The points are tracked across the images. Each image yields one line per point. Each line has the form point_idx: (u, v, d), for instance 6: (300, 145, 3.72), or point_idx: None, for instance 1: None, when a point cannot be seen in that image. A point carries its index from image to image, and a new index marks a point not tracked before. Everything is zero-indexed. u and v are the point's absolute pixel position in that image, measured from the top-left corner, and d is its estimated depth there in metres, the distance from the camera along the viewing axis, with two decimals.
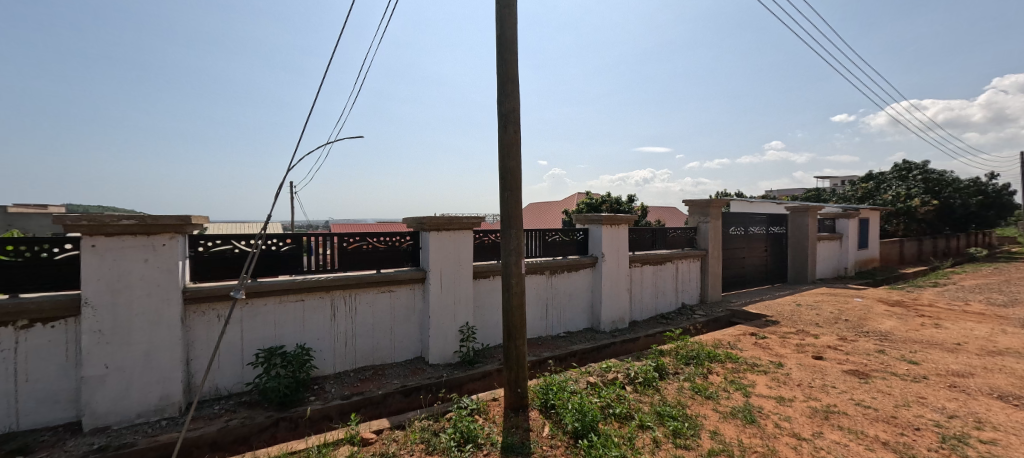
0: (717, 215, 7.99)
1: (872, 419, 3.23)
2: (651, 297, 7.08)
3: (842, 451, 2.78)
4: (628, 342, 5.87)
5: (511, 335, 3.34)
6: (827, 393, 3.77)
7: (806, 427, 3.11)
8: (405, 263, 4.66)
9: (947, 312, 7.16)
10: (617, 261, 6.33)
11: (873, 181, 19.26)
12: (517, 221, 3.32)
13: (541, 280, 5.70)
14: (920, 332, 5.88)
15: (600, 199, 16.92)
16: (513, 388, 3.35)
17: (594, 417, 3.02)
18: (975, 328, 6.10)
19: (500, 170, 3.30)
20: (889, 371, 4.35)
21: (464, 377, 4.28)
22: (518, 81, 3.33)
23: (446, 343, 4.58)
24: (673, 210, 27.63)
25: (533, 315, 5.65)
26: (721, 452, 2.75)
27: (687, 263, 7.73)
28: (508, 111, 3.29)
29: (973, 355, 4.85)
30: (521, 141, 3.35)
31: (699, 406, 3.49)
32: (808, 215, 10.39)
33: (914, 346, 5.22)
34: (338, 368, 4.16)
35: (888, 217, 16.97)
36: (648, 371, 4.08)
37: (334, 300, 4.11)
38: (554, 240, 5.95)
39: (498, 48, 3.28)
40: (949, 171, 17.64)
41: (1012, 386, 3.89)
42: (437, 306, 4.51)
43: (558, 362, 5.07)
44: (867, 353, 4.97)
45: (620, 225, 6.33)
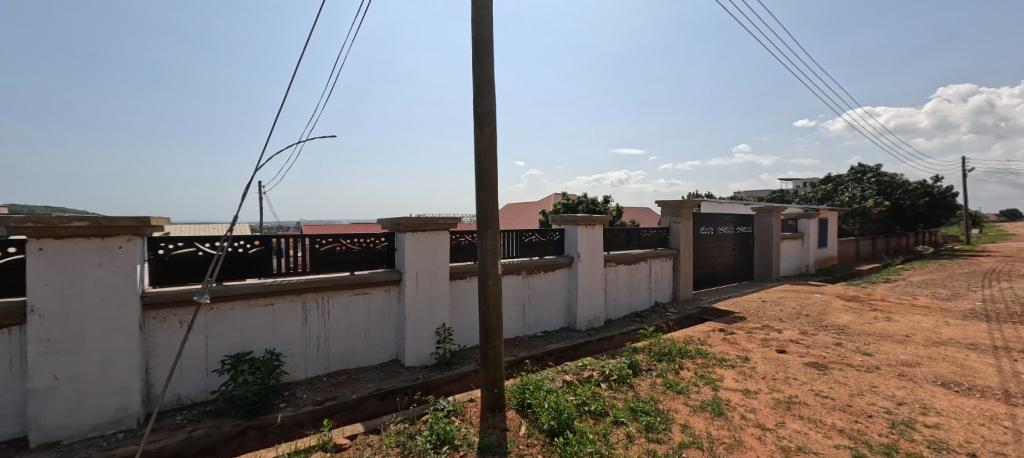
0: (688, 216, 8.25)
1: (830, 408, 3.42)
2: (626, 295, 7.24)
3: (803, 439, 2.93)
4: (603, 341, 5.98)
5: (488, 336, 3.34)
6: (789, 385, 3.96)
7: (770, 418, 3.26)
8: (380, 264, 4.59)
9: (896, 306, 7.66)
10: (593, 261, 6.44)
11: (831, 183, 20.39)
12: (494, 221, 3.32)
13: (518, 280, 5.73)
14: (874, 326, 6.26)
15: (577, 199, 17.20)
16: (490, 389, 3.36)
17: (569, 415, 3.07)
18: (921, 320, 6.56)
19: (476, 171, 3.31)
20: (845, 362, 4.61)
21: (441, 378, 4.26)
22: (494, 82, 3.34)
23: (422, 345, 4.53)
24: (647, 210, 28.42)
25: (510, 316, 5.68)
26: (692, 445, 2.86)
27: (660, 262, 7.95)
28: (484, 111, 3.29)
29: (920, 346, 5.21)
30: (497, 143, 3.36)
31: (671, 401, 3.60)
32: (773, 215, 10.88)
33: (868, 338, 5.56)
34: (310, 373, 4.05)
35: (845, 218, 18.00)
36: (622, 368, 4.18)
37: (306, 303, 4.00)
38: (531, 241, 5.99)
39: (474, 49, 3.29)
40: (899, 175, 18.90)
41: (952, 374, 4.21)
42: (413, 307, 4.46)
43: (535, 362, 5.11)
44: (826, 346, 5.25)
45: (595, 225, 6.44)
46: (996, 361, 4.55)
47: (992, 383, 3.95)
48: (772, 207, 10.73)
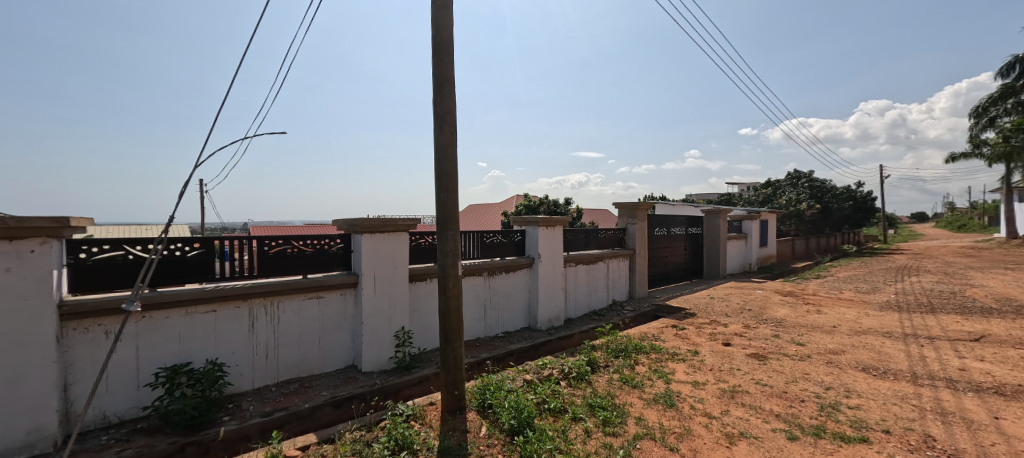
0: (643, 217, 8.60)
1: (769, 395, 3.69)
2: (585, 295, 7.42)
3: (744, 425, 3.14)
4: (563, 339, 6.09)
5: (448, 337, 3.31)
6: (733, 375, 4.24)
7: (716, 407, 3.48)
8: (335, 267, 4.42)
9: (826, 300, 8.41)
10: (553, 261, 6.56)
11: (771, 187, 22.08)
12: (454, 222, 3.30)
13: (479, 281, 5.71)
14: (807, 318, 6.84)
15: (539, 201, 17.47)
16: (450, 391, 3.33)
17: (529, 413, 3.11)
18: (846, 312, 7.24)
19: (436, 171, 3.27)
20: (782, 353, 5.00)
21: (400, 382, 4.16)
22: (453, 83, 3.32)
23: (380, 349, 4.41)
24: (605, 213, 29.41)
25: (471, 317, 5.64)
26: (645, 436, 2.99)
27: (617, 261, 8.22)
28: (444, 112, 3.27)
29: (845, 335, 5.76)
30: (456, 143, 3.34)
31: (627, 396, 3.74)
32: (720, 216, 11.60)
33: (802, 330, 6.06)
34: (257, 383, 3.82)
35: (782, 219, 19.54)
36: (581, 366, 4.29)
37: (253, 309, 3.77)
38: (491, 242, 5.99)
39: (433, 49, 3.26)
40: (828, 180, 20.83)
41: (871, 360, 4.68)
42: (370, 311, 4.33)
43: (495, 362, 5.11)
44: (766, 338, 5.66)
45: (556, 226, 6.56)
46: (906, 347, 5.12)
47: (903, 366, 4.44)
48: (719, 209, 11.42)
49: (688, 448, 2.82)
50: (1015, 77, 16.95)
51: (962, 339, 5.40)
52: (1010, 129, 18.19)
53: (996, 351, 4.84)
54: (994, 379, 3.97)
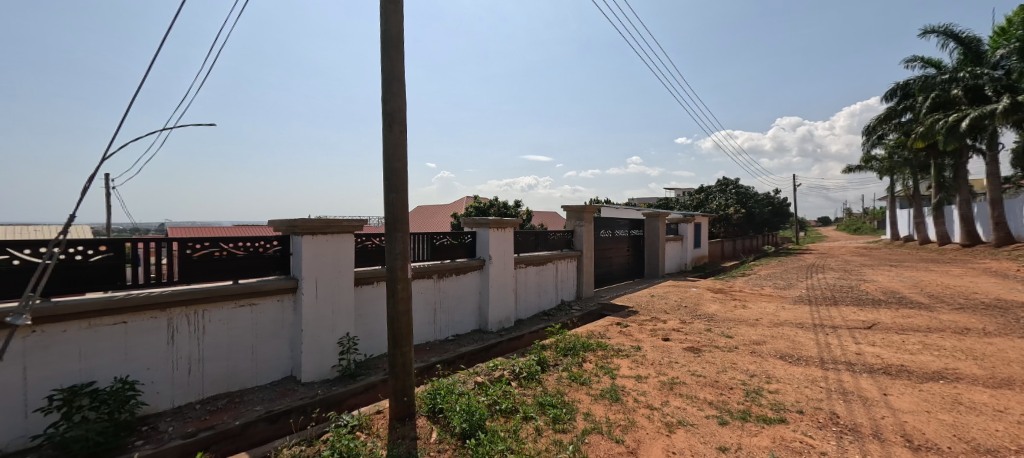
0: (590, 220, 8.91)
1: (703, 385, 4.00)
2: (535, 296, 7.54)
3: (682, 414, 3.37)
4: (513, 340, 6.15)
5: (397, 343, 3.20)
6: (672, 368, 4.53)
7: (657, 398, 3.70)
8: (271, 272, 4.11)
9: (750, 296, 9.28)
10: (504, 263, 6.60)
11: (704, 192, 24.00)
12: (404, 223, 3.21)
13: (429, 284, 5.59)
14: (734, 312, 7.49)
15: (489, 203, 17.51)
16: (399, 398, 3.23)
17: (481, 415, 3.09)
18: (766, 307, 8.04)
19: (384, 171, 3.16)
20: (714, 345, 5.43)
21: (344, 392, 3.96)
22: (404, 81, 3.24)
23: (322, 358, 4.16)
24: (554, 215, 30.19)
25: (420, 320, 5.50)
26: (593, 430, 3.10)
27: (565, 262, 8.46)
28: (393, 110, 3.17)
29: (767, 327, 6.38)
30: (407, 142, 3.26)
31: (575, 393, 3.86)
32: (659, 219, 12.35)
33: (730, 324, 6.63)
34: (178, 401, 3.45)
35: (713, 222, 21.26)
36: (531, 365, 4.36)
37: (173, 319, 3.39)
38: (441, 244, 5.90)
39: (382, 45, 3.15)
40: (751, 187, 23.10)
41: (787, 348, 5.23)
42: (311, 318, 4.07)
43: (445, 366, 5.04)
44: (700, 332, 6.12)
45: (506, 228, 6.62)
46: (815, 336, 5.78)
47: (813, 353, 5.01)
48: (659, 212, 12.18)
49: (632, 439, 2.96)
50: (897, 101, 19.85)
51: (858, 327, 6.20)
52: (892, 146, 21.30)
53: (884, 336, 5.63)
54: (882, 360, 4.61)
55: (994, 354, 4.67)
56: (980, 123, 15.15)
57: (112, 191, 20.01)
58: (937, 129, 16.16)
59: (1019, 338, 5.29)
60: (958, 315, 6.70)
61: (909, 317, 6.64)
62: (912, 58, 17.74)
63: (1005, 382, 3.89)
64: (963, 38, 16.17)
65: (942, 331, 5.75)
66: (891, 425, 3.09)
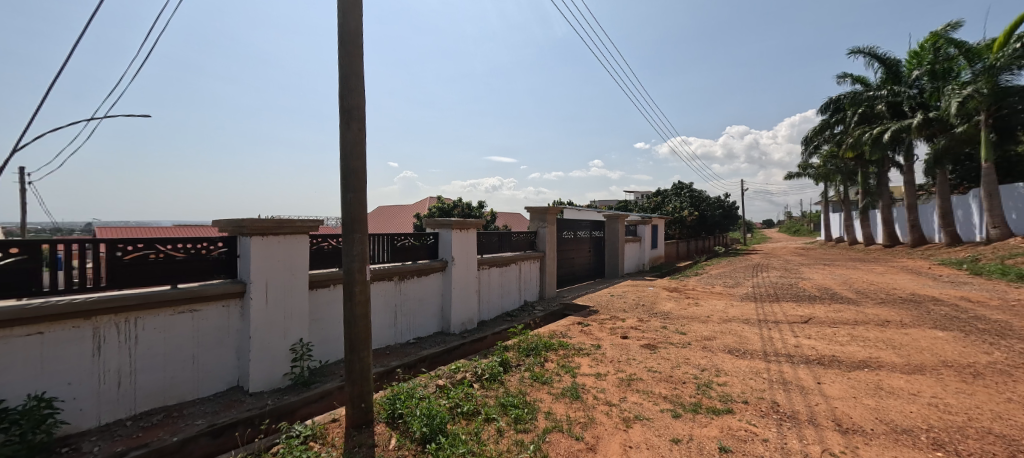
0: (552, 221, 9.04)
1: (659, 380, 4.16)
2: (498, 296, 7.54)
3: (639, 409, 3.49)
4: (476, 342, 6.11)
5: (354, 347, 3.10)
6: (630, 365, 4.68)
7: (615, 394, 3.81)
8: (215, 275, 3.85)
9: (702, 294, 9.78)
10: (467, 264, 6.55)
11: (660, 196, 25.06)
12: (362, 223, 3.10)
13: (389, 286, 5.44)
14: (688, 310, 7.85)
15: (452, 204, 17.36)
16: (356, 405, 3.12)
17: (442, 419, 3.04)
18: (717, 304, 8.51)
19: (341, 170, 3.05)
20: (668, 342, 5.67)
21: (297, 401, 3.77)
22: (362, 77, 3.14)
23: (272, 366, 3.94)
24: (518, 217, 30.40)
25: (380, 324, 5.33)
26: (554, 429, 3.14)
27: (529, 263, 8.52)
28: (351, 107, 3.06)
29: (717, 323, 6.75)
30: (365, 141, 3.15)
31: (537, 392, 3.90)
32: (619, 221, 12.74)
33: (684, 321, 6.95)
34: (105, 418, 3.13)
35: (669, 224, 22.23)
36: (493, 367, 4.36)
37: (100, 328, 3.08)
38: (402, 245, 5.76)
39: (340, 39, 3.04)
40: (703, 191, 24.41)
41: (734, 343, 5.55)
42: (260, 324, 3.83)
43: (406, 370, 4.91)
44: (656, 329, 6.37)
45: (469, 229, 6.58)
46: (760, 331, 6.19)
47: (757, 346, 5.36)
48: (618, 214, 12.57)
49: (591, 436, 3.03)
50: (830, 115, 21.68)
51: (797, 321, 6.71)
52: (826, 155, 23.22)
53: (818, 330, 6.11)
54: (817, 352, 5.02)
55: (909, 343, 5.21)
56: (899, 136, 16.87)
57: (30, 186, 17.89)
58: (863, 140, 17.82)
59: (929, 328, 5.93)
60: (881, 308, 7.41)
61: (839, 311, 7.27)
62: (842, 76, 19.46)
63: (918, 368, 4.34)
64: (884, 59, 17.92)
65: (867, 324, 6.34)
66: (824, 410, 3.37)
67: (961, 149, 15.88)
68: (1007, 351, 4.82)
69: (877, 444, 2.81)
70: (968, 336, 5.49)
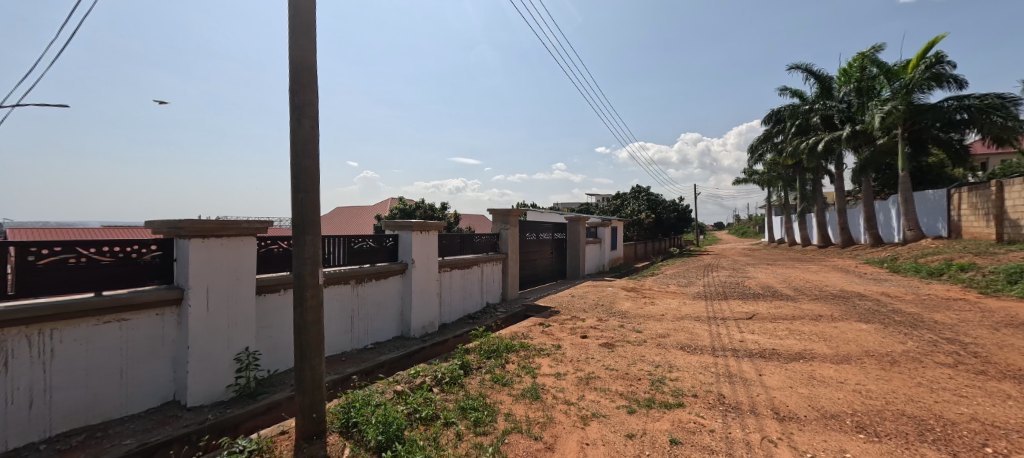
0: (514, 223, 9.09)
1: (616, 378, 4.29)
2: (459, 299, 7.47)
3: (596, 407, 3.57)
4: (437, 345, 6.01)
5: (305, 355, 2.95)
6: (589, 363, 4.79)
7: (574, 393, 3.89)
8: (148, 281, 3.54)
9: (657, 293, 10.19)
10: (427, 267, 6.45)
11: (620, 199, 25.92)
12: (315, 225, 2.97)
13: (346, 290, 5.24)
14: (644, 309, 8.16)
15: (414, 205, 17.06)
16: (307, 415, 2.97)
17: (399, 425, 2.96)
18: (671, 303, 8.89)
19: (292, 169, 2.90)
20: (625, 340, 5.87)
21: (241, 414, 3.54)
22: (315, 73, 3.00)
23: (214, 378, 3.67)
24: (481, 218, 30.36)
25: (336, 329, 5.13)
26: (514, 430, 3.15)
27: (491, 265, 8.51)
28: (302, 104, 2.93)
29: (671, 321, 7.06)
30: (319, 139, 3.02)
31: (497, 394, 3.89)
32: (580, 223, 13.02)
33: (641, 319, 7.22)
34: (13, 443, 2.79)
35: (628, 226, 23.02)
36: (454, 370, 4.31)
37: (7, 342, 2.73)
38: (360, 247, 5.59)
39: (291, 32, 2.90)
40: (659, 195, 25.52)
41: (686, 340, 5.83)
42: (201, 332, 3.57)
43: (363, 376, 4.75)
44: (614, 328, 6.57)
45: (429, 231, 6.47)
46: (709, 327, 6.54)
47: (706, 342, 5.66)
48: (579, 216, 12.86)
49: (549, 435, 3.07)
50: (772, 125, 23.33)
51: (742, 318, 7.16)
52: (769, 163, 24.95)
53: (761, 325, 6.56)
54: (759, 346, 5.38)
55: (838, 336, 5.70)
56: (831, 147, 18.45)
57: None
58: (801, 149, 19.32)
59: (855, 321, 6.51)
60: (815, 304, 8.07)
61: (779, 307, 7.84)
62: (783, 89, 21.00)
63: (844, 358, 4.76)
64: (818, 76, 19.54)
65: (803, 318, 6.88)
66: (764, 400, 3.61)
67: (882, 159, 17.62)
68: (918, 341, 5.39)
69: (809, 428, 3.05)
70: (887, 328, 6.08)
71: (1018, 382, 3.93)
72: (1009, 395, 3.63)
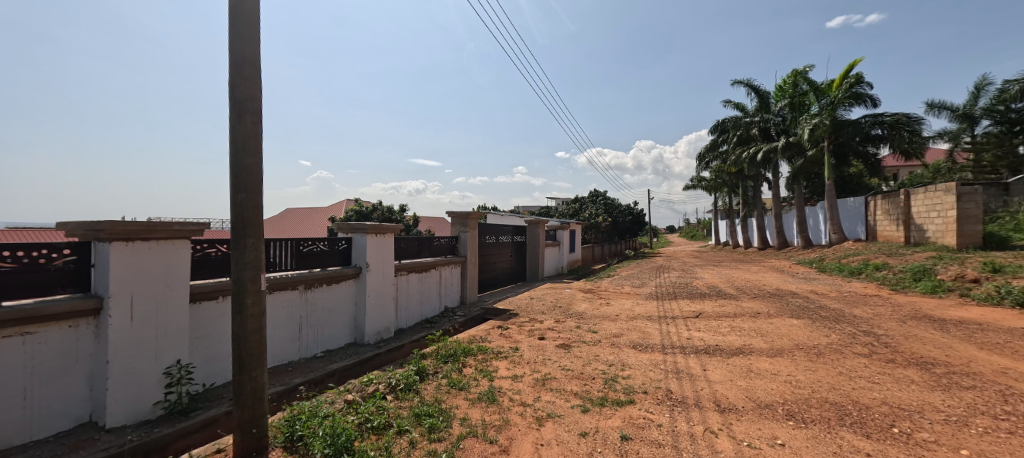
0: (473, 226, 9.05)
1: (571, 378, 4.38)
2: (416, 303, 7.31)
3: (552, 407, 3.62)
4: (392, 351, 5.84)
5: (244, 367, 2.77)
6: (545, 364, 4.86)
7: (530, 395, 3.92)
8: (59, 290, 3.16)
9: (613, 294, 10.54)
10: (383, 270, 6.26)
11: (579, 202, 26.60)
12: (256, 228, 2.79)
13: (293, 296, 4.97)
14: (600, 310, 8.40)
15: (371, 207, 16.53)
16: (246, 431, 2.78)
17: (349, 436, 2.84)
18: (625, 303, 9.21)
19: (231, 167, 2.71)
20: (581, 340, 6.01)
21: (170, 434, 3.24)
22: (257, 65, 2.83)
23: (140, 395, 3.34)
24: (440, 221, 29.98)
25: (283, 338, 4.84)
26: (469, 434, 3.12)
27: (449, 269, 8.41)
28: (243, 98, 2.75)
29: (625, 321, 7.31)
30: (261, 135, 2.85)
31: (453, 399, 3.85)
32: (539, 226, 13.19)
33: (597, 320, 7.42)
34: None
35: (586, 229, 23.65)
36: (409, 376, 4.21)
37: None
38: (310, 251, 5.34)
39: (231, 22, 2.72)
40: (615, 199, 26.48)
41: (638, 338, 6.07)
42: (123, 345, 3.23)
43: (311, 387, 4.51)
44: (571, 329, 6.70)
45: (385, 234, 6.29)
46: (659, 326, 6.85)
47: (656, 340, 5.93)
48: (539, 219, 13.04)
49: (505, 438, 3.07)
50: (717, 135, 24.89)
51: (690, 316, 7.57)
52: (715, 170, 26.57)
53: (707, 323, 6.96)
54: (704, 342, 5.70)
55: (773, 331, 6.17)
56: (768, 156, 19.99)
57: None
58: (743, 158, 20.77)
59: (788, 317, 7.09)
60: (754, 302, 8.69)
61: (723, 306, 8.37)
62: (727, 103, 22.57)
63: (778, 352, 5.16)
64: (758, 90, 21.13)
65: (744, 316, 7.38)
66: (707, 394, 3.82)
67: (812, 169, 19.33)
68: (840, 333, 5.96)
69: (746, 418, 3.28)
70: (815, 322, 6.68)
71: (920, 368, 4.45)
72: (912, 379, 4.10)
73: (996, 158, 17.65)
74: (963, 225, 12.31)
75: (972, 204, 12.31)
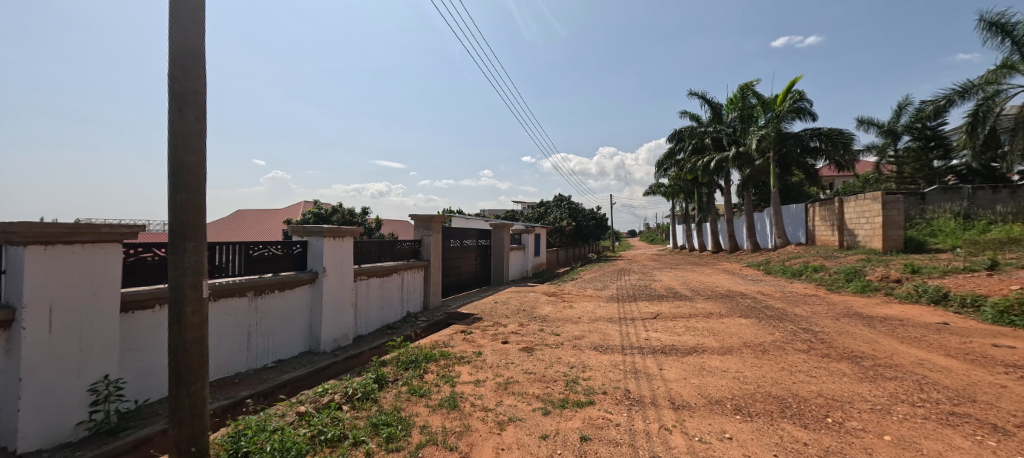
0: (437, 229, 8.92)
1: (533, 381, 4.41)
2: (376, 309, 7.10)
3: (513, 411, 3.62)
4: (349, 359, 5.63)
5: (182, 379, 2.56)
6: (508, 368, 4.86)
7: (492, 399, 3.90)
8: None
9: (576, 297, 10.72)
10: (341, 275, 6.03)
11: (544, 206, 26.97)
12: (198, 230, 2.60)
13: (242, 303, 4.67)
14: (563, 313, 8.52)
15: (330, 209, 15.91)
16: (184, 449, 2.57)
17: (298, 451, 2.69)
18: (587, 306, 9.40)
19: (170, 165, 2.52)
20: (544, 343, 6.06)
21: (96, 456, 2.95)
22: (202, 58, 2.65)
23: (59, 415, 3.02)
24: (404, 224, 29.38)
25: (230, 347, 4.54)
26: (428, 442, 3.06)
27: (412, 273, 8.24)
28: (185, 92, 2.57)
29: (587, 323, 7.45)
30: (206, 132, 2.68)
31: (413, 406, 3.75)
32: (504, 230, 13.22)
33: (559, 323, 7.51)
34: None
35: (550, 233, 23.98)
36: (367, 384, 4.07)
37: None
38: (261, 255, 5.07)
39: (172, 10, 2.54)
40: (579, 204, 27.07)
41: (599, 340, 6.21)
42: (42, 360, 2.91)
43: (260, 399, 4.25)
44: (534, 332, 6.75)
45: (344, 238, 6.07)
46: (620, 328, 7.04)
47: (616, 342, 6.09)
48: (504, 223, 13.07)
49: (465, 444, 3.04)
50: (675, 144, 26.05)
51: (648, 317, 7.83)
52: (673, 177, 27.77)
53: (664, 324, 7.23)
54: (661, 342, 5.92)
55: (723, 330, 6.51)
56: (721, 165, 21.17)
57: None
58: (698, 166, 21.87)
59: (737, 317, 7.51)
60: (708, 303, 9.13)
61: (679, 307, 8.73)
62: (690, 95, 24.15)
63: (727, 350, 5.45)
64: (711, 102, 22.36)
65: (699, 316, 7.74)
66: (663, 392, 3.96)
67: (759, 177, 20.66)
68: (783, 331, 6.38)
69: (698, 414, 3.43)
70: (761, 321, 7.12)
71: (850, 361, 4.85)
72: (844, 372, 4.46)
73: (915, 170, 19.95)
74: (889, 231, 13.53)
75: (895, 211, 13.55)
